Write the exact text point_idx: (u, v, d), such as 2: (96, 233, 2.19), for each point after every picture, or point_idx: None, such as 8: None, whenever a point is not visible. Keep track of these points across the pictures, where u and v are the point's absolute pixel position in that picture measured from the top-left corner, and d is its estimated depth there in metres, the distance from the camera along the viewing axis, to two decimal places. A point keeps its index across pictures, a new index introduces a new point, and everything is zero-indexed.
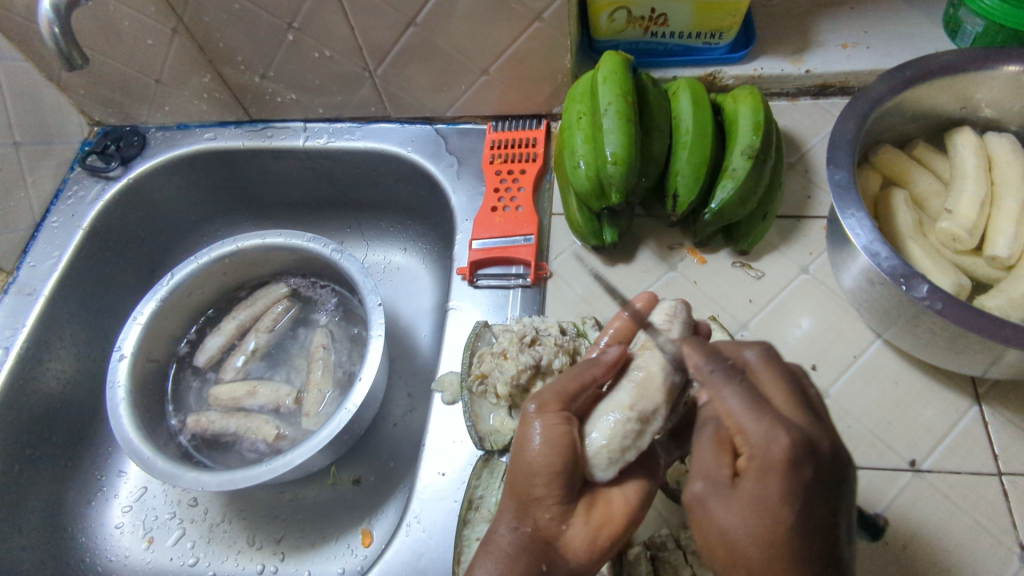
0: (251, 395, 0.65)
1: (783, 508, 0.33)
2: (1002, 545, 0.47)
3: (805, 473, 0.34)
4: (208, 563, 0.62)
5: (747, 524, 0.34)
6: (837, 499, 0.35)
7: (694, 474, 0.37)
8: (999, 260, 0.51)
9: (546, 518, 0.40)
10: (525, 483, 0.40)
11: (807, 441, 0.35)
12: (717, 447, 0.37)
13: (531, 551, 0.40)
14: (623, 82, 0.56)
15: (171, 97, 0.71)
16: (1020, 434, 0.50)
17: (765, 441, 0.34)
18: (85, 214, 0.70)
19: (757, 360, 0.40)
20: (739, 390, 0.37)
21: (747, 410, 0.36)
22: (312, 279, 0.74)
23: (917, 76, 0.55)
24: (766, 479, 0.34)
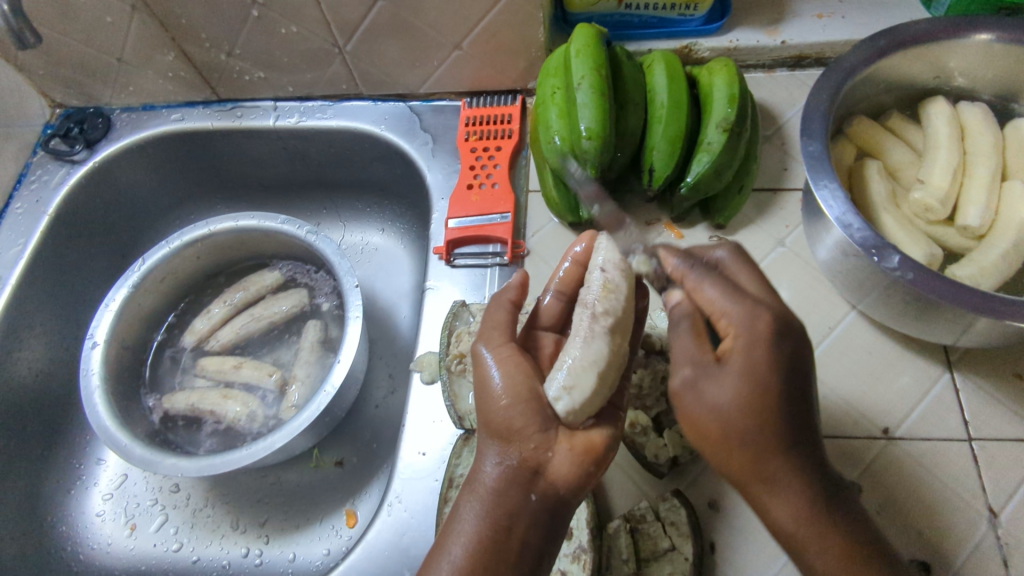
0: (237, 369, 0.65)
1: (768, 376, 0.39)
2: (972, 508, 0.48)
3: (784, 341, 0.39)
4: (192, 549, 0.62)
5: (741, 389, 0.39)
6: (805, 378, 0.40)
7: (676, 366, 0.42)
8: (970, 229, 0.52)
9: (529, 448, 0.41)
10: (500, 418, 0.41)
11: (782, 317, 0.40)
12: (696, 337, 0.42)
13: (517, 483, 0.40)
14: (596, 55, 0.55)
15: (135, 77, 0.69)
16: (990, 399, 0.51)
17: (750, 319, 0.40)
18: (51, 199, 0.68)
19: (728, 257, 0.45)
20: (716, 281, 0.43)
21: (727, 297, 0.41)
22: (308, 265, 0.73)
23: (891, 45, 0.54)
24: (758, 351, 0.39)
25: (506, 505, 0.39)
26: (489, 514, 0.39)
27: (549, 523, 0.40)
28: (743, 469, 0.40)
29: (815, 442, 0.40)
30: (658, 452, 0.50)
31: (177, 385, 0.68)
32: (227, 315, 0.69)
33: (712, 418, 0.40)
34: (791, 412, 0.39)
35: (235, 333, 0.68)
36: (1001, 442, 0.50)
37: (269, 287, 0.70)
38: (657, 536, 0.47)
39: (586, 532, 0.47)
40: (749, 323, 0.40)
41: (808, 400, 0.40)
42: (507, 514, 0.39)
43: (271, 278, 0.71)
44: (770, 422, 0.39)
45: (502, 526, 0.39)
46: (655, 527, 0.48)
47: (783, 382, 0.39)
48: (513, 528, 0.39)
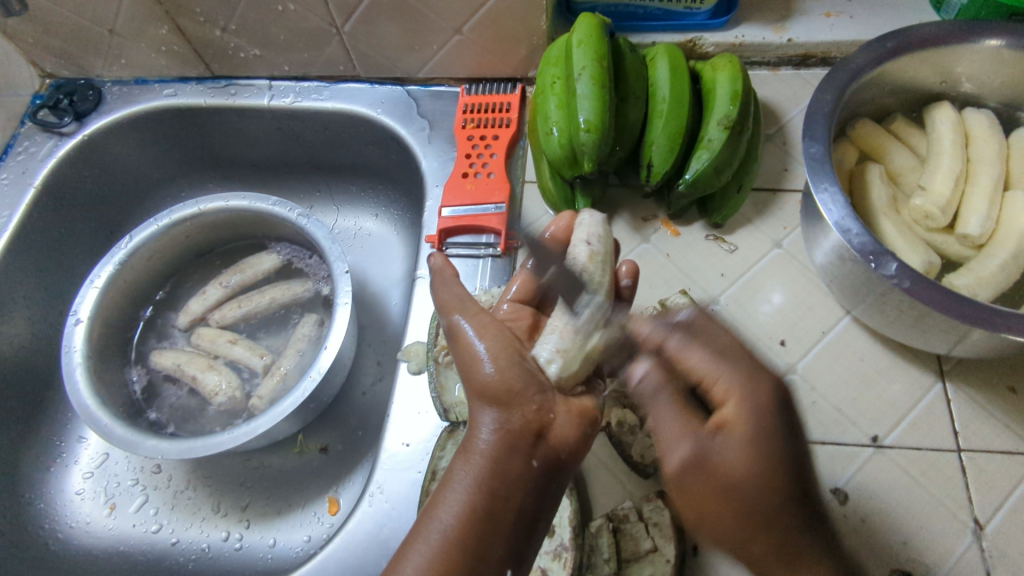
0: (228, 347, 0.64)
1: (764, 448, 0.38)
2: (957, 519, 0.48)
3: (784, 407, 0.40)
4: (172, 530, 0.62)
5: (744, 458, 0.38)
6: (798, 440, 0.40)
7: (670, 450, 0.40)
8: (970, 238, 0.51)
9: (529, 413, 0.40)
10: (495, 383, 0.40)
11: (781, 381, 0.41)
12: (682, 413, 0.40)
13: (519, 448, 0.38)
14: (599, 46, 0.54)
15: (128, 49, 0.68)
16: (981, 411, 0.51)
17: (739, 388, 0.40)
18: (38, 172, 0.67)
19: (697, 317, 0.46)
20: (701, 346, 0.42)
21: (718, 363, 0.41)
22: (304, 250, 0.71)
23: (899, 47, 0.53)
24: (757, 413, 0.39)
25: (505, 470, 0.38)
26: (488, 481, 0.37)
27: (545, 490, 0.39)
28: (766, 549, 0.37)
29: (815, 502, 0.39)
30: (644, 452, 0.49)
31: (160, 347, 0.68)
32: (221, 297, 0.68)
33: (721, 493, 0.37)
34: (799, 492, 0.38)
35: (235, 309, 0.66)
36: (990, 454, 0.49)
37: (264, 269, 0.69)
38: (639, 537, 0.47)
39: (569, 531, 0.47)
40: (749, 393, 0.40)
41: (806, 473, 0.39)
42: (506, 480, 0.38)
43: (268, 262, 0.69)
44: (775, 495, 0.37)
45: (500, 493, 0.37)
46: (637, 527, 0.47)
47: (786, 451, 0.38)
48: (511, 496, 0.37)
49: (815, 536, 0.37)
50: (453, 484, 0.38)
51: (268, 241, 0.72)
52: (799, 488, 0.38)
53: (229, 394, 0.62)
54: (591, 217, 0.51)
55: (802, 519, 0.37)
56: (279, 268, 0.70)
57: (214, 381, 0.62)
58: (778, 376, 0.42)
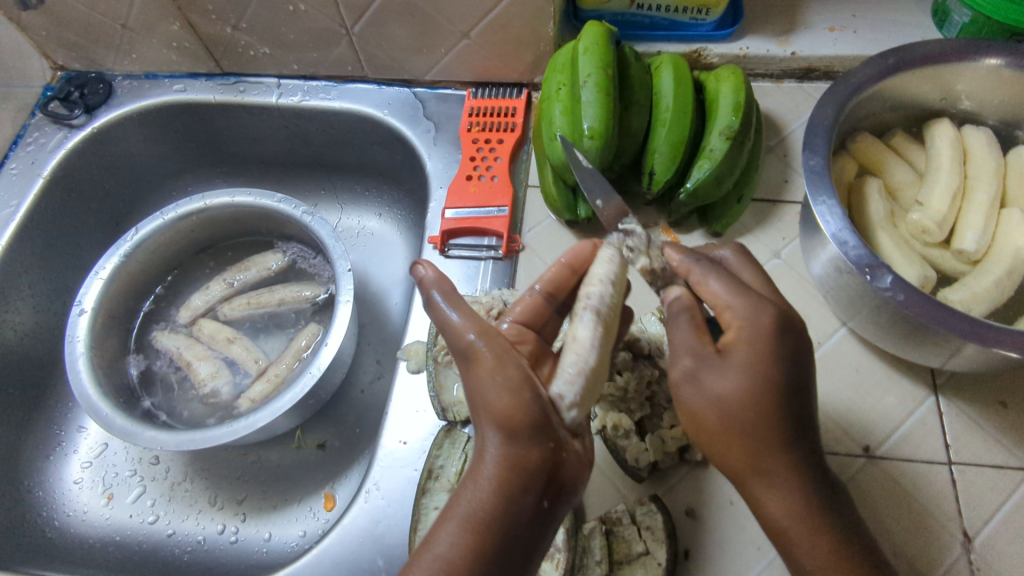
0: (228, 344, 0.65)
1: (774, 368, 0.39)
2: (946, 531, 0.48)
3: (788, 337, 0.40)
4: (168, 522, 0.62)
5: (759, 316, 0.40)
6: (803, 361, 0.41)
7: (676, 356, 0.42)
8: (966, 254, 0.52)
9: (542, 448, 0.39)
10: (514, 414, 0.38)
11: (785, 316, 0.41)
12: (696, 330, 0.42)
13: (531, 484, 0.38)
14: (604, 54, 0.55)
15: (139, 44, 0.68)
16: (972, 425, 0.52)
17: (753, 314, 0.40)
18: (46, 162, 0.68)
19: (732, 257, 0.47)
20: (720, 275, 0.43)
21: (731, 292, 0.42)
22: (312, 252, 0.72)
23: (900, 63, 0.54)
24: (759, 340, 0.40)
25: (514, 506, 0.37)
26: (496, 513, 0.37)
27: (549, 526, 0.39)
28: (743, 460, 0.40)
29: (811, 431, 0.41)
30: (638, 456, 0.50)
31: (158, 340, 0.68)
32: (224, 294, 0.69)
33: (718, 407, 0.40)
34: (791, 402, 0.40)
35: (247, 305, 0.67)
36: (981, 468, 0.50)
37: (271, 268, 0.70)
38: (630, 539, 0.48)
39: (562, 532, 0.47)
40: (754, 318, 0.40)
41: (805, 395, 0.40)
42: (515, 516, 0.37)
43: (275, 261, 0.70)
44: (767, 414, 0.39)
45: (505, 529, 0.37)
46: (629, 530, 0.48)
47: (787, 375, 0.40)
48: (519, 533, 0.37)
49: (806, 442, 0.41)
50: (456, 513, 0.38)
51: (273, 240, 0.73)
52: (795, 407, 0.40)
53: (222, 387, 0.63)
54: (612, 250, 0.47)
55: (792, 433, 0.40)
56: (283, 268, 0.71)
57: (210, 372, 0.63)
58: (797, 313, 0.42)
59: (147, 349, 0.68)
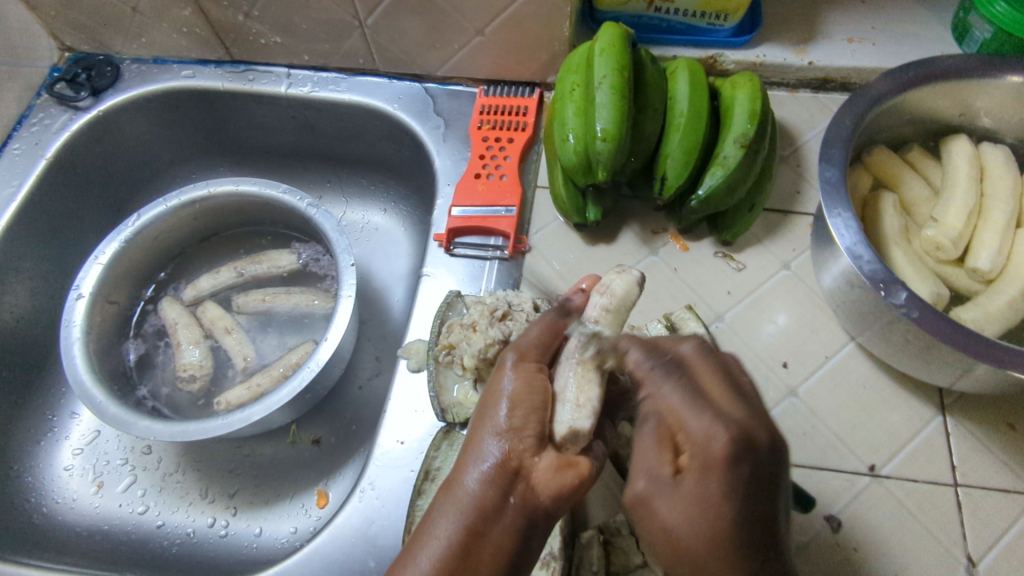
0: (224, 334, 0.65)
1: (723, 503, 0.34)
2: (950, 554, 0.47)
3: (745, 463, 0.34)
4: (158, 513, 0.61)
5: (711, 428, 0.35)
6: (770, 492, 0.35)
7: (636, 475, 0.37)
8: (980, 272, 0.51)
9: (516, 448, 0.37)
10: (497, 420, 0.38)
11: (744, 434, 0.35)
12: (660, 445, 0.37)
13: (501, 486, 0.36)
14: (620, 55, 0.54)
15: (149, 28, 0.67)
16: (980, 446, 0.51)
17: (706, 438, 0.35)
18: (50, 144, 0.67)
19: (693, 353, 0.40)
20: (678, 384, 0.38)
21: (689, 407, 0.37)
22: (325, 252, 0.71)
23: (920, 77, 0.53)
24: (713, 439, 0.35)
25: (482, 509, 0.36)
26: (465, 519, 0.36)
27: (525, 534, 0.36)
28: None
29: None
30: None
31: (155, 326, 0.68)
32: (233, 282, 0.68)
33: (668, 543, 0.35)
34: (752, 553, 0.34)
35: (260, 301, 0.66)
36: (988, 491, 0.49)
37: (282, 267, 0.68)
38: (629, 551, 0.47)
39: (559, 540, 0.46)
40: (710, 428, 0.35)
41: (770, 531, 0.35)
42: (481, 517, 0.36)
43: (288, 262, 0.69)
44: (730, 552, 0.34)
45: (475, 529, 0.35)
46: (628, 541, 0.47)
47: (742, 522, 0.34)
48: (487, 533, 0.36)
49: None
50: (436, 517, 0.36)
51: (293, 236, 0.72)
52: (757, 540, 0.34)
53: (200, 376, 0.63)
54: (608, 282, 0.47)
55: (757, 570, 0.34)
56: (296, 270, 0.70)
57: (194, 359, 0.63)
58: (766, 424, 0.36)
59: (144, 334, 0.67)
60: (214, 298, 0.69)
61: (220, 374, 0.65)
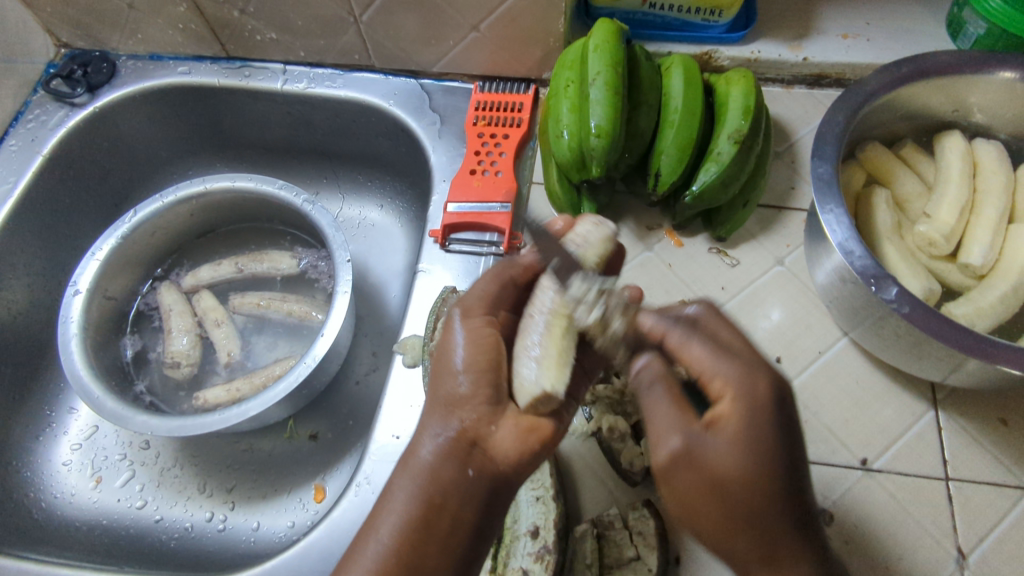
0: (214, 326, 0.65)
1: (758, 447, 0.34)
2: (941, 547, 0.48)
3: (784, 404, 0.35)
4: (156, 508, 0.62)
5: (734, 368, 0.36)
6: (801, 448, 0.35)
7: (663, 436, 0.36)
8: (972, 268, 0.51)
9: (471, 418, 0.41)
10: (449, 390, 0.42)
11: (778, 378, 0.36)
12: (677, 406, 0.36)
13: (455, 456, 0.40)
14: (614, 51, 0.54)
15: (145, 24, 0.68)
16: (972, 441, 0.51)
17: (745, 377, 0.36)
18: (46, 140, 0.67)
19: (702, 313, 0.41)
20: (704, 338, 0.39)
21: (716, 356, 0.37)
22: (323, 256, 0.71)
23: (913, 72, 0.53)
24: (740, 379, 0.36)
25: (440, 480, 0.40)
26: (423, 490, 0.40)
27: (486, 500, 0.40)
28: (754, 556, 0.34)
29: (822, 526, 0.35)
30: (633, 460, 0.49)
31: (155, 320, 0.68)
32: (231, 276, 0.68)
33: (711, 490, 0.34)
34: (800, 482, 0.34)
35: (256, 305, 0.66)
36: (978, 484, 0.49)
37: (279, 269, 0.68)
38: (622, 544, 0.47)
39: (553, 534, 0.47)
40: (744, 376, 0.36)
41: (811, 470, 0.35)
42: (439, 489, 0.40)
43: (288, 265, 0.68)
44: (779, 490, 0.33)
45: (433, 500, 0.39)
46: (621, 535, 0.47)
47: (795, 476, 0.34)
48: (445, 505, 0.39)
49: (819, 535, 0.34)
50: (396, 491, 0.40)
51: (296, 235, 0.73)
52: (804, 478, 0.34)
53: (186, 364, 0.64)
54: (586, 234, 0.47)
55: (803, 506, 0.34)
56: (295, 273, 0.69)
57: (182, 347, 0.64)
58: (787, 375, 0.38)
59: (141, 330, 0.68)
60: (212, 289, 0.69)
61: (205, 369, 0.65)
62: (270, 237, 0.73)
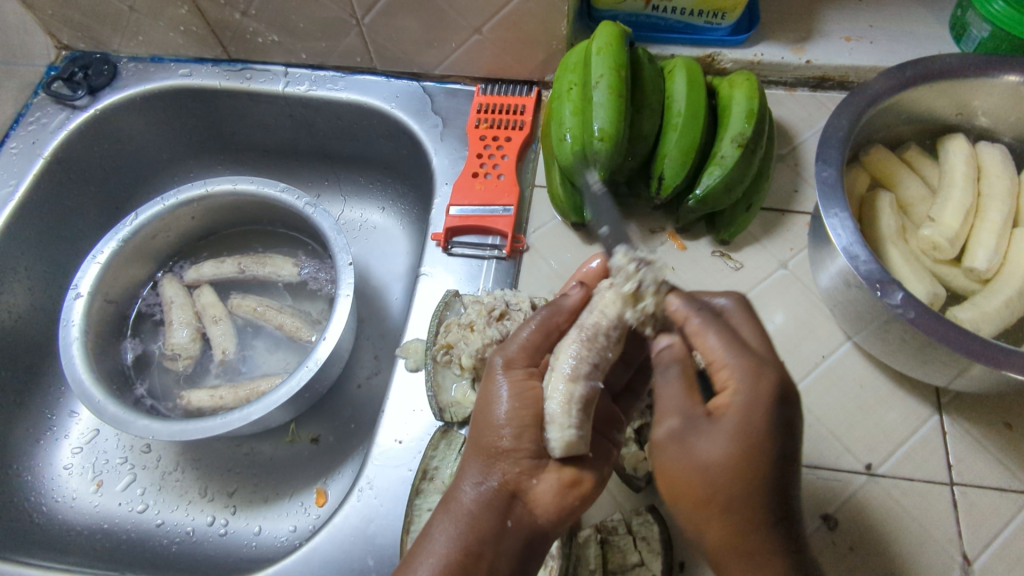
0: (211, 323, 0.65)
1: (671, 479, 0.40)
2: (945, 552, 0.48)
3: (676, 450, 0.39)
4: (157, 512, 0.61)
5: (726, 447, 0.37)
6: (712, 485, 0.37)
7: (661, 417, 0.40)
8: (977, 272, 0.51)
9: (513, 471, 0.41)
10: (494, 443, 0.40)
11: (684, 423, 0.39)
12: (686, 390, 0.40)
13: (494, 507, 0.40)
14: (618, 55, 0.54)
15: (146, 26, 0.67)
16: (976, 446, 0.51)
17: (660, 415, 0.40)
18: (47, 142, 0.67)
19: (732, 306, 0.43)
20: (672, 365, 0.41)
21: (733, 351, 0.39)
22: (323, 266, 0.70)
23: (917, 76, 0.53)
24: (752, 417, 0.37)
25: (480, 529, 0.40)
26: (464, 538, 0.39)
27: (521, 554, 0.40)
28: None
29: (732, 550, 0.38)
30: (637, 464, 0.49)
31: (156, 319, 0.68)
32: (233, 276, 0.68)
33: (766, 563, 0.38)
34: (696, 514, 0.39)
35: (253, 310, 0.66)
36: (983, 489, 0.49)
37: (279, 274, 0.68)
38: (626, 549, 0.47)
39: (556, 539, 0.46)
40: (665, 403, 0.40)
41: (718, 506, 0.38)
42: (479, 538, 0.39)
43: (289, 271, 0.68)
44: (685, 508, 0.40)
45: (472, 550, 0.39)
46: (625, 540, 0.47)
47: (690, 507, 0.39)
48: (484, 554, 0.39)
49: (769, 540, 0.37)
50: (436, 539, 0.40)
51: (297, 238, 0.73)
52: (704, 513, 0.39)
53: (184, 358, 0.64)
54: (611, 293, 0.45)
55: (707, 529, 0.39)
56: (295, 282, 0.69)
57: (181, 340, 0.65)
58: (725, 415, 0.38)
59: (141, 332, 0.67)
60: (213, 284, 0.69)
61: (202, 368, 0.65)
62: (272, 239, 0.73)
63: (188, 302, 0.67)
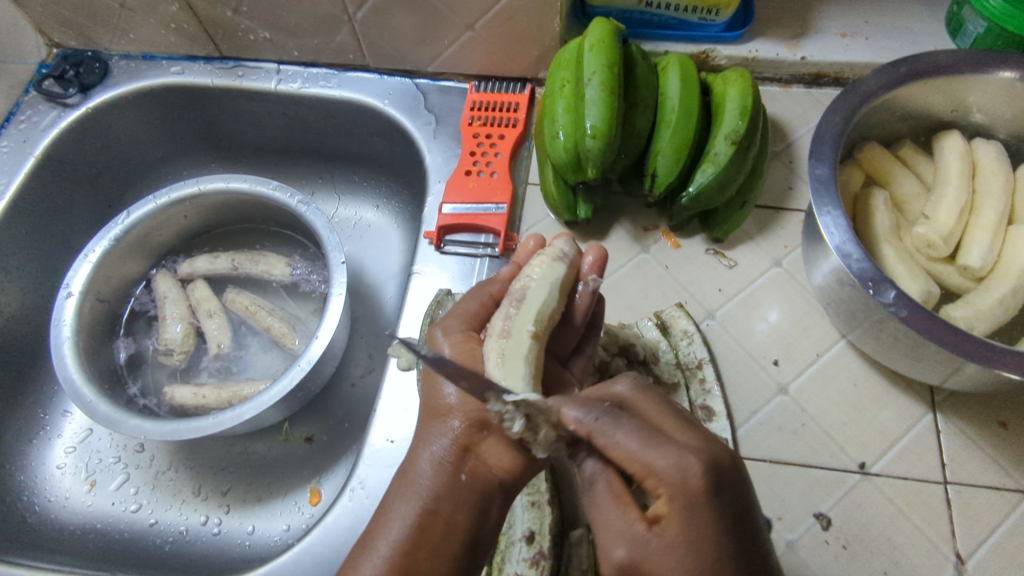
0: (206, 318, 0.65)
1: None
2: (939, 552, 0.47)
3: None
4: (150, 511, 0.61)
5: (680, 562, 0.32)
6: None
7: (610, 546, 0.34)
8: (971, 270, 0.51)
9: (464, 427, 0.42)
10: (443, 402, 0.42)
11: (634, 554, 0.33)
12: (616, 500, 0.35)
13: (448, 466, 0.41)
14: (610, 51, 0.53)
15: (137, 23, 0.67)
16: (970, 444, 0.51)
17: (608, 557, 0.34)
18: (38, 142, 0.67)
19: (629, 392, 0.38)
20: (625, 426, 0.35)
21: (648, 447, 0.34)
22: (315, 267, 0.69)
23: (912, 72, 0.53)
24: (688, 502, 0.32)
25: (436, 489, 0.40)
26: (421, 501, 0.40)
27: (479, 508, 0.41)
28: None
29: None
30: None
31: (151, 315, 0.68)
32: (227, 272, 0.68)
33: None
34: None
35: (246, 307, 0.65)
36: (977, 488, 0.49)
37: (271, 272, 0.68)
38: None
39: (548, 539, 0.46)
40: (610, 541, 0.34)
41: None
42: (435, 496, 0.40)
43: (281, 271, 0.68)
44: None
45: (427, 511, 0.40)
46: None
47: None
48: (438, 510, 0.40)
49: None
50: (395, 511, 0.40)
51: (291, 235, 0.72)
52: None
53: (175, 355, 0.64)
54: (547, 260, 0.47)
55: None
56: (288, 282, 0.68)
57: (174, 334, 0.64)
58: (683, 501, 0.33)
59: (134, 331, 0.67)
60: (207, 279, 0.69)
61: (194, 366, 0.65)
62: (266, 235, 0.73)
63: (182, 296, 0.67)
